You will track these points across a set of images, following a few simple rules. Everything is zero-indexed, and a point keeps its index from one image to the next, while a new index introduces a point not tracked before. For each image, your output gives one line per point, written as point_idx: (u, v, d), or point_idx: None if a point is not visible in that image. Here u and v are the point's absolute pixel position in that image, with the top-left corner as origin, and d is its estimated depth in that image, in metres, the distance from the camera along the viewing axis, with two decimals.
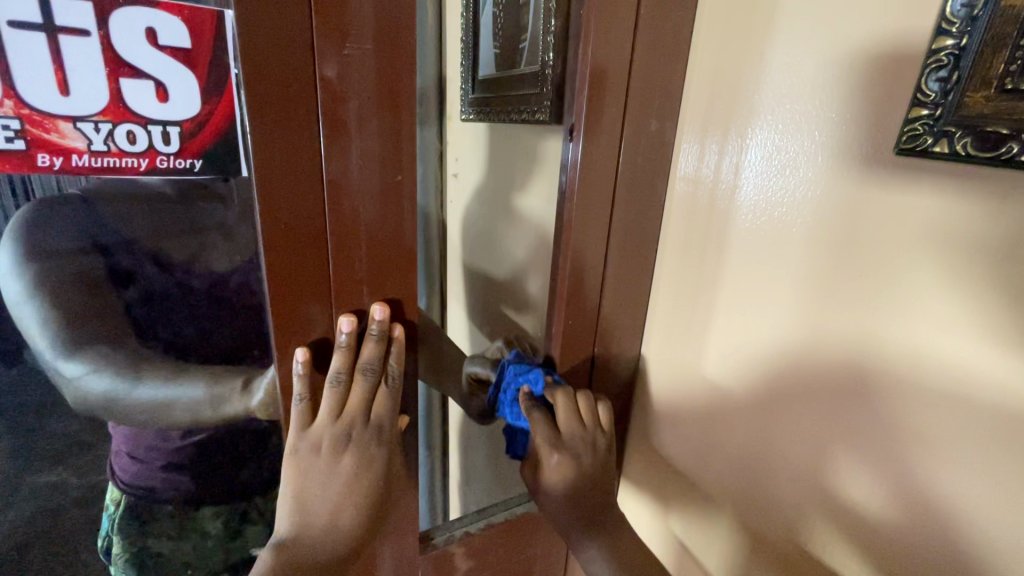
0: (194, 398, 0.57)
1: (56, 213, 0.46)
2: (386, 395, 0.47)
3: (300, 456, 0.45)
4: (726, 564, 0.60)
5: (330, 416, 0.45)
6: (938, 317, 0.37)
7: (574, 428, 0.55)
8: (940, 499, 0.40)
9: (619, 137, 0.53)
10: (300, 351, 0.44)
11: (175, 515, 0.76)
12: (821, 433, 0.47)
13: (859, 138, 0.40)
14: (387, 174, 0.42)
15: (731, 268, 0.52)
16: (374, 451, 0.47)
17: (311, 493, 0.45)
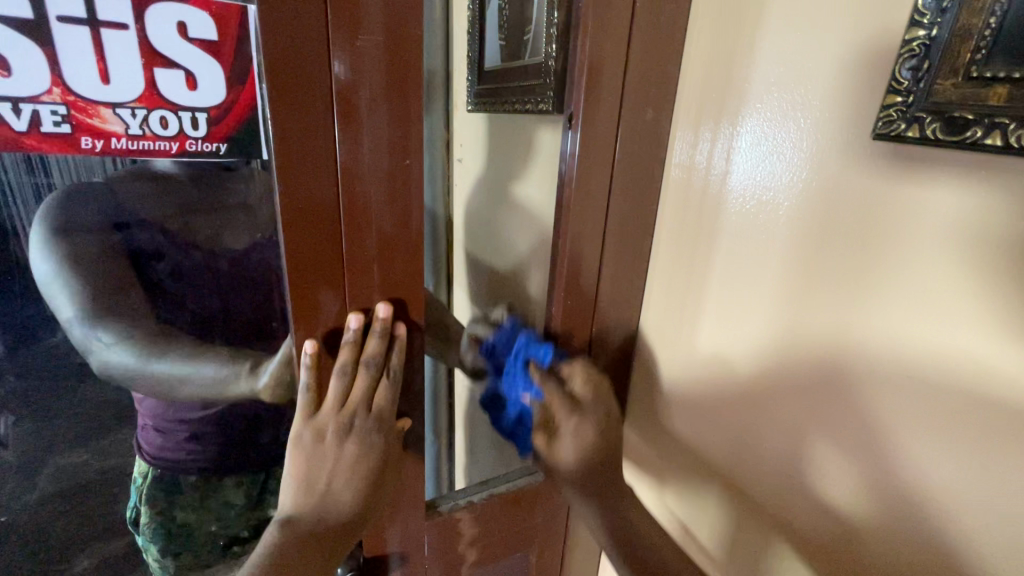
0: (204, 377, 0.61)
1: (84, 192, 0.53)
2: (387, 387, 0.50)
3: (304, 441, 0.48)
4: (717, 537, 0.62)
5: (335, 407, 0.48)
6: (912, 293, 0.40)
7: (588, 394, 0.61)
8: (913, 466, 0.42)
9: (616, 125, 0.55)
10: (308, 342, 0.47)
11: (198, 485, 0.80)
12: (805, 407, 0.49)
13: (842, 125, 0.43)
14: (395, 158, 0.45)
15: (723, 251, 0.55)
16: (374, 438, 0.50)
17: (314, 473, 0.48)
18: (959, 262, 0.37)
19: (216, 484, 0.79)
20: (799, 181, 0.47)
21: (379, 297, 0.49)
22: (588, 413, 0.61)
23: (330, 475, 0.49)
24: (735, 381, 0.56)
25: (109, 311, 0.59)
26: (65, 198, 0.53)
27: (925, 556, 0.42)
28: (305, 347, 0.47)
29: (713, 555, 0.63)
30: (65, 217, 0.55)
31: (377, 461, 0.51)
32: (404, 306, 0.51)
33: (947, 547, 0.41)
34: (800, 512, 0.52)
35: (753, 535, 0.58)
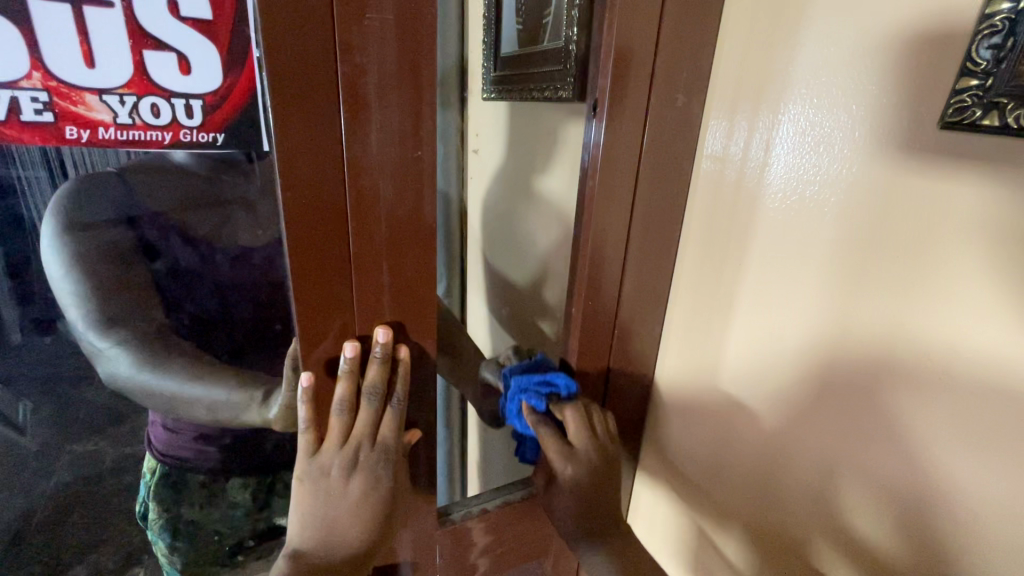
0: (213, 399, 0.58)
1: (99, 183, 0.52)
2: (392, 415, 0.48)
3: (307, 477, 0.46)
4: (743, 553, 0.59)
5: (336, 442, 0.46)
6: (979, 304, 0.35)
7: (585, 436, 0.55)
8: (972, 493, 0.38)
9: (643, 114, 0.51)
10: (305, 376, 0.45)
11: (205, 485, 0.75)
12: (848, 421, 0.46)
13: (900, 113, 0.38)
14: (406, 150, 0.41)
15: (759, 250, 0.50)
16: (381, 471, 0.48)
17: (319, 507, 0.46)
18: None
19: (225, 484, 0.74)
20: (847, 176, 0.42)
21: (389, 299, 0.46)
22: (583, 460, 0.55)
23: (335, 509, 0.46)
24: (769, 390, 0.52)
25: (114, 315, 0.57)
26: (81, 187, 0.52)
27: None
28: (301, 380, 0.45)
29: (739, 571, 0.60)
30: (78, 211, 0.54)
31: (387, 471, 0.48)
32: (415, 308, 0.48)
33: None
34: (838, 533, 0.48)
35: (784, 554, 0.54)
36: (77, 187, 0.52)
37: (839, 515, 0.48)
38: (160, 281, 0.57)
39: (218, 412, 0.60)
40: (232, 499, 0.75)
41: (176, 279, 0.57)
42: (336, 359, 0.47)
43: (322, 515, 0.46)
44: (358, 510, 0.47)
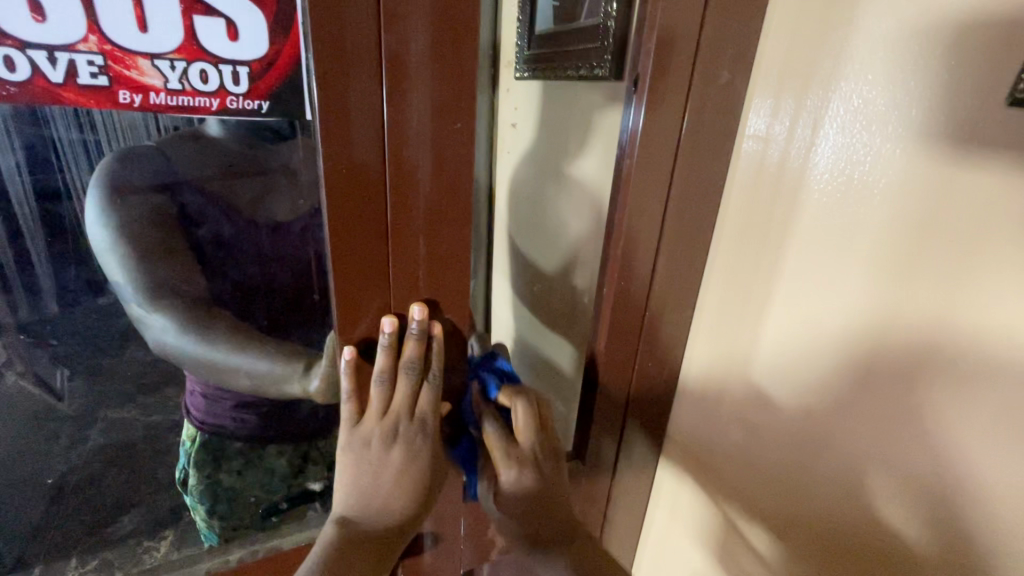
0: (256, 368, 0.61)
1: (137, 157, 0.51)
2: (429, 390, 0.48)
3: (352, 448, 0.49)
4: (768, 541, 0.58)
5: (377, 414, 0.48)
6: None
7: (530, 436, 0.53)
8: (1017, 491, 0.37)
9: (685, 92, 0.50)
10: (346, 350, 0.46)
11: (244, 452, 0.76)
12: (889, 412, 0.44)
13: (962, 88, 0.36)
14: (444, 122, 0.41)
15: (801, 234, 0.49)
16: (418, 443, 0.49)
17: (363, 477, 0.48)
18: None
19: (263, 450, 0.75)
20: (897, 157, 0.41)
21: (425, 271, 0.46)
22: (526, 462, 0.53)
23: (377, 479, 0.49)
24: (806, 379, 0.51)
25: (161, 286, 0.59)
26: (122, 163, 0.52)
27: None
28: (344, 354, 0.46)
29: (761, 558, 0.60)
30: (122, 185, 0.55)
31: (425, 441, 0.49)
32: (449, 282, 0.48)
33: None
34: (870, 526, 0.48)
35: (809, 543, 0.54)
36: (116, 162, 0.52)
37: (870, 508, 0.47)
38: (204, 247, 0.58)
39: (255, 385, 0.62)
40: (268, 467, 0.75)
41: (216, 244, 0.58)
42: (373, 336, 0.48)
43: (364, 482, 0.49)
44: (398, 478, 0.49)
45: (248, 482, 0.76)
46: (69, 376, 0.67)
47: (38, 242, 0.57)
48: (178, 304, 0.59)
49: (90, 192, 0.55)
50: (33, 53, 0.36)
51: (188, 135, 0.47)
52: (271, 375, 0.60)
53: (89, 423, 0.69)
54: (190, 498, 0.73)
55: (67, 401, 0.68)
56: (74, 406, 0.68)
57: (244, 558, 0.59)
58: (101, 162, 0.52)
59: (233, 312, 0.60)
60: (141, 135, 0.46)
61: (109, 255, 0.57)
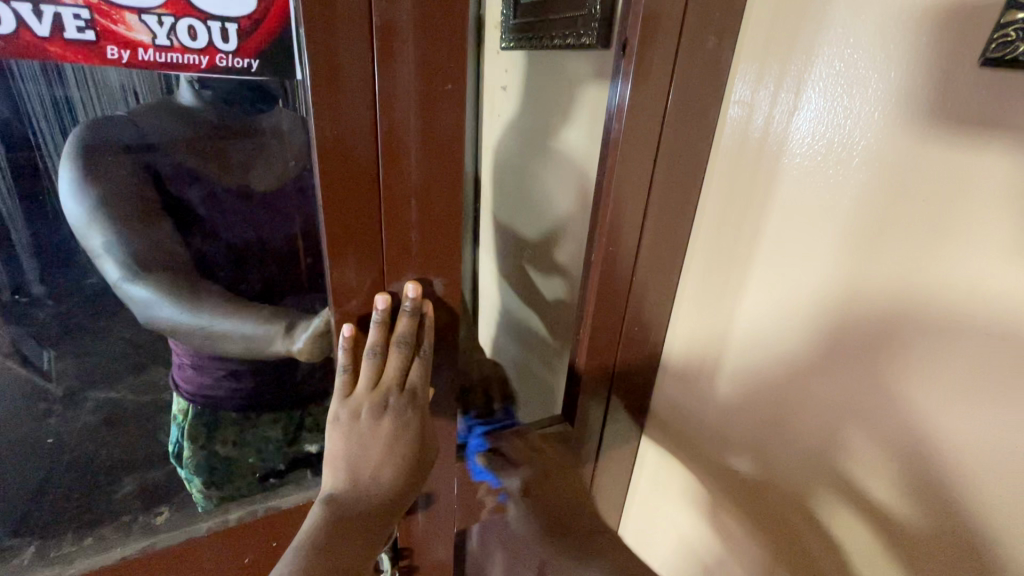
0: (246, 333, 0.58)
1: (110, 125, 0.47)
2: (420, 363, 0.50)
3: (340, 421, 0.49)
4: (751, 497, 0.61)
5: (367, 387, 0.48)
6: (1004, 252, 0.36)
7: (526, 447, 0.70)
8: (987, 434, 0.39)
9: (673, 56, 0.50)
10: (346, 327, 0.48)
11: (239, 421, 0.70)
12: (868, 368, 0.46)
13: (941, 49, 0.38)
14: (435, 84, 0.42)
15: (782, 200, 0.50)
16: (407, 414, 0.50)
17: (352, 450, 0.49)
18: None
19: (256, 419, 0.69)
20: (877, 119, 0.42)
21: (417, 234, 0.47)
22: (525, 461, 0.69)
23: (364, 453, 0.49)
24: (788, 343, 0.53)
25: (148, 263, 0.54)
26: (95, 133, 0.48)
27: (976, 522, 0.41)
28: (343, 332, 0.48)
29: (743, 514, 0.63)
30: (94, 162, 0.49)
31: (414, 411, 0.50)
32: (441, 246, 0.49)
33: (1003, 511, 0.39)
34: (844, 476, 0.50)
35: (786, 497, 0.57)
36: (92, 131, 0.48)
37: (849, 460, 0.50)
38: (197, 206, 0.53)
39: (256, 347, 0.58)
40: (263, 437, 0.68)
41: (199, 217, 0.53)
42: (365, 305, 0.49)
43: (355, 456, 0.49)
44: (388, 448, 0.50)
45: (244, 452, 0.69)
46: (55, 358, 0.58)
47: (21, 225, 0.50)
48: (172, 282, 0.54)
49: (62, 173, 0.49)
50: (17, 6, 0.35)
51: (163, 104, 0.44)
52: (258, 338, 0.58)
53: (78, 405, 0.61)
54: (183, 469, 0.66)
55: (57, 382, 0.60)
56: (62, 387, 0.60)
57: (244, 518, 0.60)
58: (72, 134, 0.47)
59: (226, 288, 0.56)
60: (117, 100, 0.43)
61: (93, 239, 0.52)
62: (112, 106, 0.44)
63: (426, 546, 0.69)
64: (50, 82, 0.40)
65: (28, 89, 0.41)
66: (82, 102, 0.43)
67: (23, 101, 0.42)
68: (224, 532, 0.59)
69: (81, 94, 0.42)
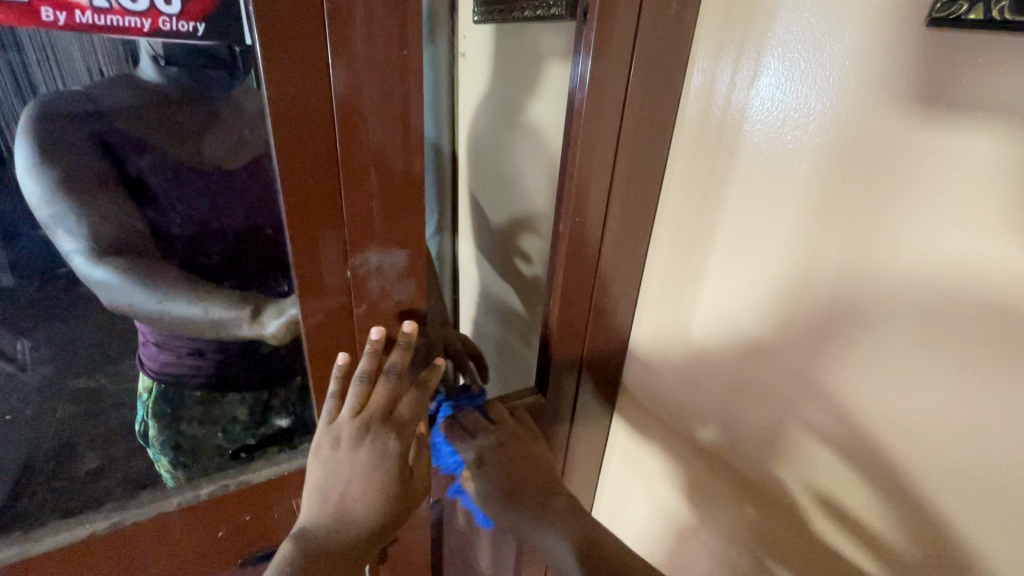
0: (211, 317, 0.58)
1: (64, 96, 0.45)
2: (409, 400, 0.54)
3: (323, 447, 0.51)
4: (722, 459, 0.62)
5: (351, 412, 0.51)
6: (950, 222, 0.38)
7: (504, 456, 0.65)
8: (940, 387, 0.41)
9: (637, 23, 0.49)
10: (341, 355, 0.52)
11: (202, 399, 0.71)
12: (828, 330, 0.47)
13: (893, 12, 0.38)
14: (391, 51, 0.41)
15: (742, 173, 0.51)
16: (389, 446, 0.51)
17: (331, 477, 0.51)
18: (991, 172, 0.35)
19: (218, 398, 0.70)
20: (832, 85, 0.43)
21: (378, 204, 0.47)
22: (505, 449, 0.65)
23: (346, 477, 0.51)
24: (752, 312, 0.53)
25: (108, 241, 0.53)
26: (49, 103, 0.46)
27: (922, 471, 0.44)
28: (338, 359, 0.51)
29: (711, 480, 0.65)
30: (51, 131, 0.47)
31: (396, 442, 0.52)
32: (404, 217, 0.48)
33: (943, 459, 0.42)
34: (802, 436, 0.52)
35: (754, 457, 0.58)
36: (47, 103, 0.45)
37: (811, 420, 0.51)
38: (152, 179, 0.52)
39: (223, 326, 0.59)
40: (227, 417, 0.70)
41: (155, 191, 0.52)
42: (331, 278, 0.49)
43: (333, 484, 0.51)
44: (366, 475, 0.51)
45: (211, 430, 0.71)
46: (32, 348, 0.56)
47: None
48: (133, 263, 0.54)
49: (16, 148, 0.46)
50: None
51: (125, 76, 0.44)
52: (224, 321, 0.58)
53: (55, 395, 0.59)
54: (151, 449, 0.65)
55: (32, 372, 0.57)
56: (33, 373, 0.57)
57: (216, 492, 0.58)
58: (29, 108, 0.45)
59: (189, 274, 0.55)
60: (83, 77, 0.43)
61: (47, 214, 0.49)
62: (74, 73, 0.42)
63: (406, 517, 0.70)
64: (5, 45, 0.38)
65: None
66: (40, 70, 0.41)
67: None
68: (196, 506, 0.57)
69: (39, 59, 0.40)
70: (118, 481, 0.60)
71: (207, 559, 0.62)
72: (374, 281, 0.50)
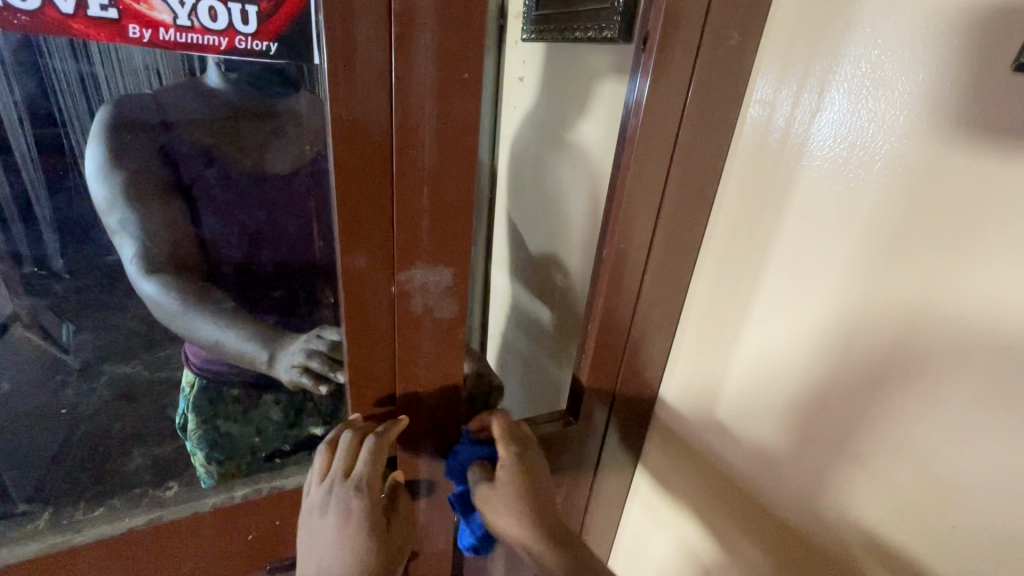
0: (238, 349, 0.59)
1: (136, 104, 0.50)
2: (364, 454, 0.53)
3: (304, 517, 0.54)
4: (755, 502, 0.59)
5: (318, 478, 0.54)
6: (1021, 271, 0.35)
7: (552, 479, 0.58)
8: (1013, 447, 0.37)
9: (696, 51, 0.49)
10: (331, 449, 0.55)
11: (241, 398, 0.67)
12: (882, 376, 0.45)
13: (972, 55, 0.37)
14: (451, 74, 0.42)
15: (796, 207, 0.50)
16: (352, 504, 0.51)
17: (313, 544, 0.52)
18: None
19: (258, 399, 0.66)
20: (896, 124, 0.42)
21: (427, 222, 0.47)
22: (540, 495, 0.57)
23: (323, 545, 0.52)
24: (802, 352, 0.51)
25: (162, 252, 0.55)
26: (121, 111, 0.50)
27: (980, 538, 0.40)
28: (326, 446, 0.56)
29: (741, 524, 0.61)
30: (121, 140, 0.51)
31: (359, 500, 0.51)
32: (452, 235, 0.49)
33: (1003, 527, 0.39)
34: (848, 487, 0.50)
35: (790, 504, 0.55)
36: (117, 109, 0.50)
37: (861, 470, 0.48)
38: (212, 188, 0.55)
39: (257, 362, 0.60)
40: (264, 416, 0.65)
41: (210, 202, 0.55)
42: (377, 291, 0.49)
43: (313, 551, 0.52)
44: (336, 538, 0.51)
45: (245, 430, 0.67)
46: (76, 331, 0.59)
47: (42, 192, 0.52)
48: (179, 275, 0.56)
49: (87, 154, 0.51)
50: None
51: (186, 82, 0.46)
52: (245, 355, 0.59)
53: (93, 380, 0.62)
54: (188, 443, 0.64)
55: (74, 355, 0.60)
56: (80, 360, 0.61)
57: (248, 495, 0.59)
58: (98, 113, 0.50)
59: (237, 291, 0.58)
60: (139, 75, 0.45)
61: (112, 218, 0.53)
62: (132, 71, 0.44)
63: (427, 533, 0.69)
64: (78, 53, 0.40)
65: (54, 64, 0.42)
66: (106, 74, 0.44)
67: (51, 78, 0.44)
68: (229, 508, 0.58)
69: (105, 70, 0.44)
70: (151, 470, 0.60)
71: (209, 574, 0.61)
72: (417, 297, 0.50)
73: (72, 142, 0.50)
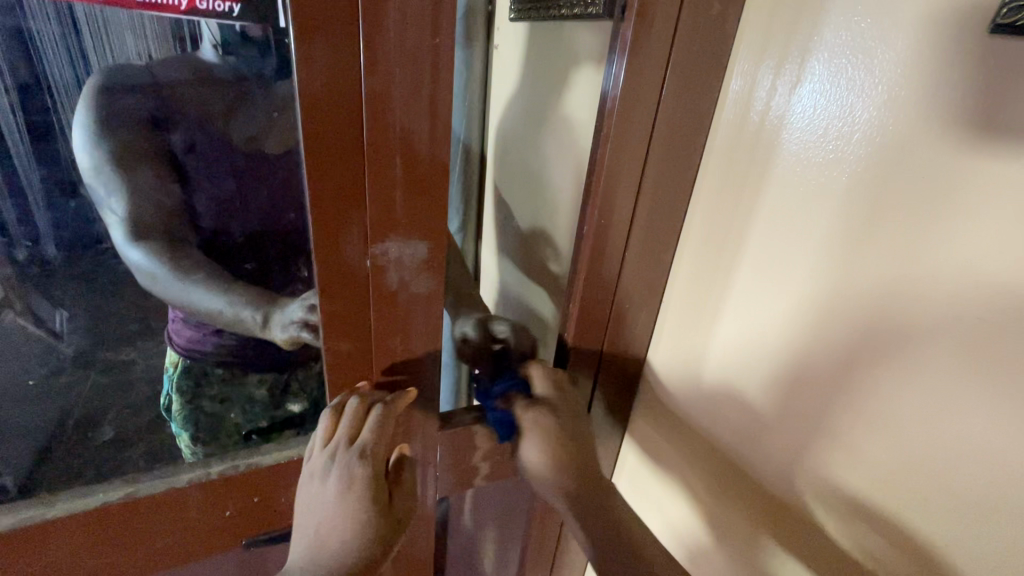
0: (229, 316, 0.59)
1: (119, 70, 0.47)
2: (370, 421, 0.53)
3: (303, 483, 0.54)
4: (736, 478, 0.59)
5: (321, 445, 0.54)
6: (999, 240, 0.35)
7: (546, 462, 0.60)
8: (989, 419, 0.37)
9: (676, 21, 0.48)
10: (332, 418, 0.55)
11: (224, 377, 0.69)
12: (861, 349, 0.45)
13: (951, 20, 0.36)
14: (421, 40, 0.41)
15: (778, 181, 0.49)
16: (354, 471, 0.52)
17: (312, 510, 0.53)
18: None
19: (241, 378, 0.68)
20: (876, 93, 0.41)
21: (401, 194, 0.46)
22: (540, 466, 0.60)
23: (322, 511, 0.52)
24: (783, 327, 0.51)
25: (151, 222, 0.53)
26: (109, 78, 0.47)
27: (957, 510, 0.40)
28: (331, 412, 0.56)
29: (723, 500, 0.62)
30: (108, 107, 0.49)
31: (360, 467, 0.52)
32: (426, 208, 0.48)
33: (976, 497, 0.39)
34: (826, 461, 0.50)
35: (771, 480, 0.55)
36: (104, 76, 0.47)
37: (839, 444, 0.48)
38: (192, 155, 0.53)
39: (248, 325, 0.60)
40: (246, 394, 0.68)
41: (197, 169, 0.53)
42: (353, 264, 0.49)
43: (312, 517, 0.52)
44: (336, 504, 0.51)
45: (226, 410, 0.69)
46: (69, 316, 0.55)
47: (30, 166, 0.48)
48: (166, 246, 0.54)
49: (75, 122, 0.47)
50: None
51: (175, 57, 0.46)
52: (239, 321, 0.59)
53: (88, 365, 0.58)
54: (172, 422, 0.64)
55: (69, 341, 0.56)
56: (73, 347, 0.57)
57: (227, 471, 0.59)
58: (85, 80, 0.46)
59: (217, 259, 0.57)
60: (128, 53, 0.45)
61: (99, 188, 0.50)
62: (121, 47, 0.44)
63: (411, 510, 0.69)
64: (64, 23, 0.41)
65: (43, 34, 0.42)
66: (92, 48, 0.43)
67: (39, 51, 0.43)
68: (206, 484, 0.58)
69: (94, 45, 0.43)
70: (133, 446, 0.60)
71: (180, 555, 0.61)
72: (392, 271, 0.50)
73: (58, 115, 0.47)
